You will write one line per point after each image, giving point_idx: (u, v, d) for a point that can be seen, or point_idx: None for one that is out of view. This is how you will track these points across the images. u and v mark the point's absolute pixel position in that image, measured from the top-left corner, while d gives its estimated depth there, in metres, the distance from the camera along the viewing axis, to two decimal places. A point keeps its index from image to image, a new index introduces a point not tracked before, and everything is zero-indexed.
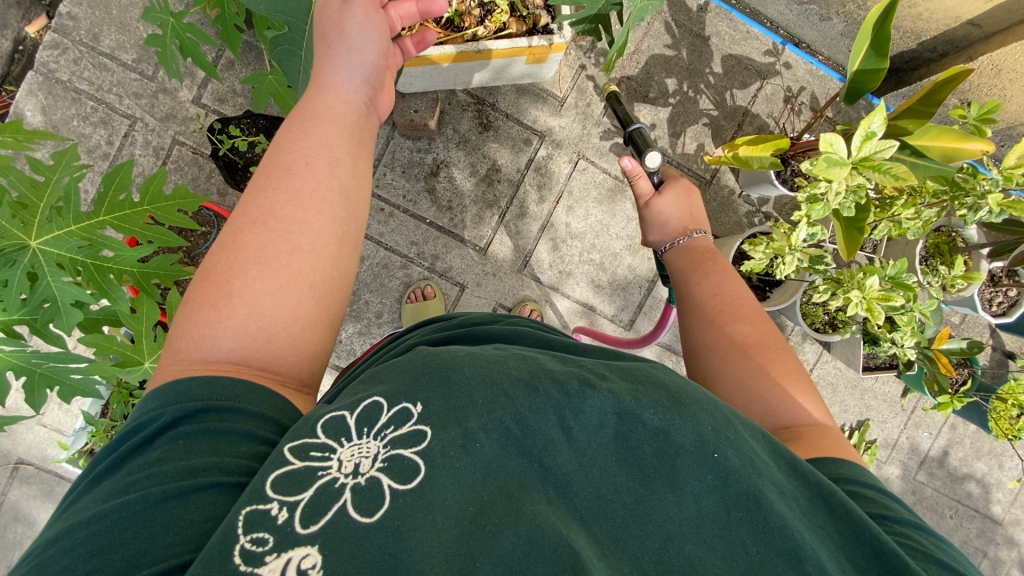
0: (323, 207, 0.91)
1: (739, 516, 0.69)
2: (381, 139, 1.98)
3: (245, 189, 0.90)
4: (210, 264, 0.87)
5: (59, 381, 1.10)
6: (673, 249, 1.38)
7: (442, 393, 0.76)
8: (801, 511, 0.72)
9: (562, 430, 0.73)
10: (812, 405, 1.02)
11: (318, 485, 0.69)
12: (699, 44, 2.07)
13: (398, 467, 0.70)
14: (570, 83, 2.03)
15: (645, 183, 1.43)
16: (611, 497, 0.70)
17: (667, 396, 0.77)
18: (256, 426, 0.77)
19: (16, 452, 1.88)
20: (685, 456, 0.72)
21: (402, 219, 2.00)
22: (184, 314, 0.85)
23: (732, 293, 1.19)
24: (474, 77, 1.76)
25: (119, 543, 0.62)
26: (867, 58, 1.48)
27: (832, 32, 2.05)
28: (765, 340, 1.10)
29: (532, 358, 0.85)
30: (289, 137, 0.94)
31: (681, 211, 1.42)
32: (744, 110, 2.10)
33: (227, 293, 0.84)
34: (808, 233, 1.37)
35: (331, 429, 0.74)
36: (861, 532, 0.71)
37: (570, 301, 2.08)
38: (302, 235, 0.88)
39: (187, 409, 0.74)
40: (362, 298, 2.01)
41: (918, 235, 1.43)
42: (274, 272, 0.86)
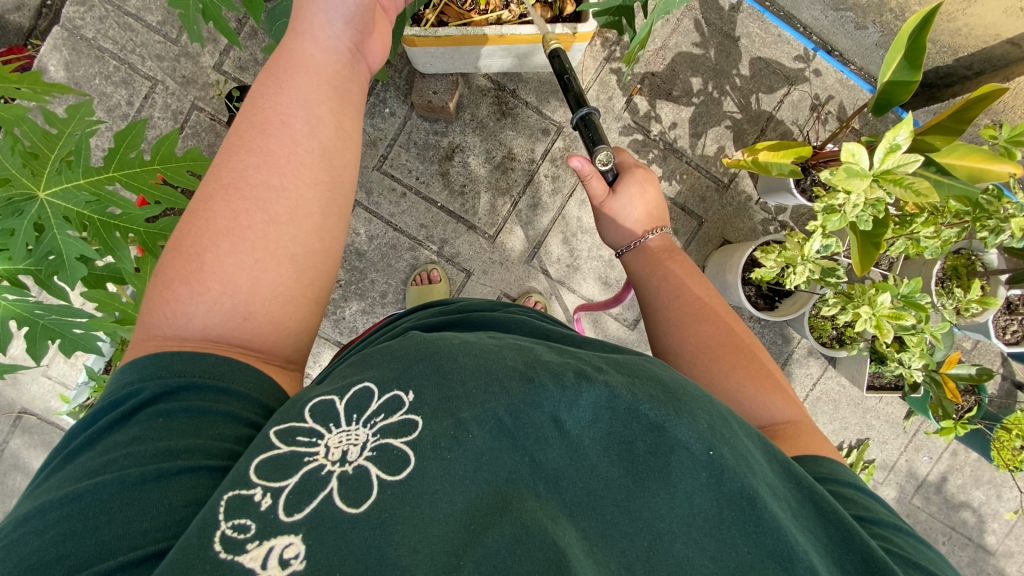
0: (302, 173, 0.89)
1: (732, 516, 0.69)
2: (398, 118, 1.96)
3: (220, 152, 0.90)
4: (182, 234, 0.87)
5: (61, 335, 1.11)
6: (631, 251, 1.33)
7: (435, 382, 0.76)
8: (793, 514, 0.71)
9: (555, 423, 0.73)
10: (782, 401, 1.03)
11: (304, 471, 0.69)
12: (727, 44, 2.03)
13: (386, 456, 0.70)
14: (592, 76, 1.99)
15: (598, 184, 1.32)
16: (602, 493, 0.70)
17: (664, 391, 0.76)
18: (240, 410, 0.78)
19: (20, 402, 1.92)
20: (679, 453, 0.70)
21: (414, 201, 2.00)
22: (157, 286, 0.85)
23: (697, 294, 1.17)
24: (497, 62, 1.73)
25: (94, 526, 0.62)
26: (899, 69, 1.44)
27: (867, 42, 2.01)
28: (731, 341, 1.09)
29: (527, 349, 0.83)
30: (265, 93, 0.91)
31: (638, 209, 1.33)
32: (768, 115, 2.06)
33: (199, 268, 0.83)
34: (822, 244, 1.34)
35: (320, 414, 0.75)
36: (850, 537, 0.70)
37: (576, 295, 2.07)
38: (278, 204, 0.87)
39: (168, 385, 0.75)
40: (368, 277, 2.01)
41: (936, 254, 1.36)
42: (249, 245, 0.85)
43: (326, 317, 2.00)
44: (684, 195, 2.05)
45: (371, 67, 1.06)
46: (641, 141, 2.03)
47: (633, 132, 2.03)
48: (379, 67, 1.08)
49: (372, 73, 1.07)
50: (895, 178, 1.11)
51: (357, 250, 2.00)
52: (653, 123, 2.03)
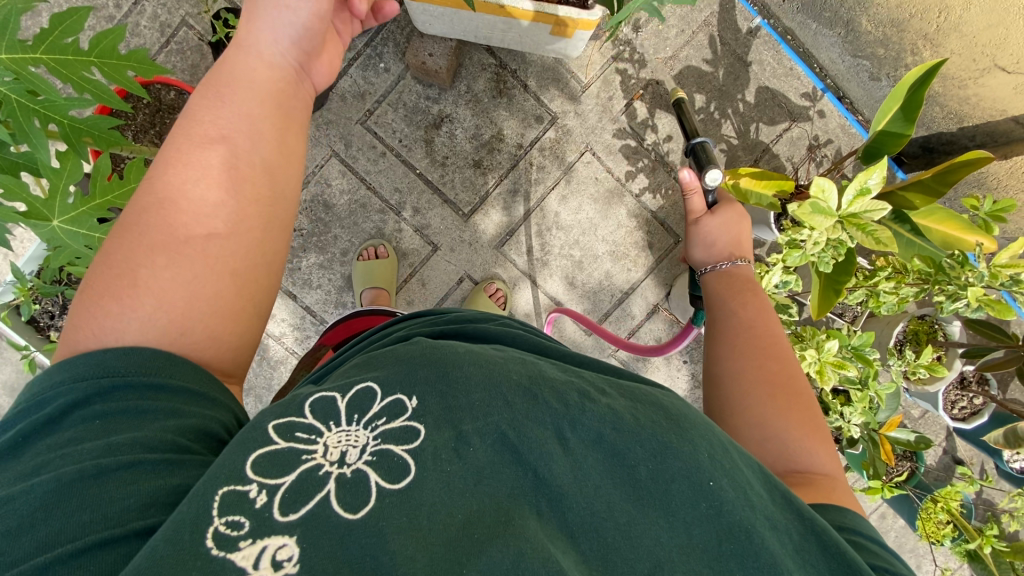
0: (243, 188, 0.86)
1: (731, 550, 0.68)
2: (392, 76, 1.90)
3: (155, 164, 0.85)
4: (112, 250, 0.81)
5: None
6: (713, 271, 1.40)
7: (439, 390, 0.77)
8: (795, 548, 0.71)
9: (559, 441, 0.72)
10: (826, 454, 0.98)
11: (302, 469, 0.70)
12: (738, 67, 1.99)
13: (386, 464, 0.71)
14: (597, 72, 1.95)
15: (698, 200, 1.47)
16: (605, 515, 0.69)
17: (666, 416, 0.77)
18: (184, 402, 0.75)
19: None
20: (679, 480, 0.71)
21: (392, 163, 1.94)
22: (82, 303, 0.79)
23: (768, 330, 1.18)
24: (498, 36, 1.67)
25: (31, 526, 0.60)
26: (894, 120, 1.40)
27: (879, 94, 2.01)
28: (785, 381, 1.07)
29: (533, 363, 0.83)
30: (203, 106, 0.87)
31: (729, 234, 1.42)
32: (764, 146, 2.03)
33: (133, 283, 0.78)
34: (782, 279, 1.34)
35: (320, 412, 0.76)
36: (853, 574, 0.70)
37: (539, 291, 2.04)
38: (218, 218, 0.83)
39: (98, 379, 0.72)
40: (331, 232, 1.96)
41: (892, 312, 1.37)
42: (185, 261, 0.80)
43: None
44: (666, 210, 2.01)
45: (316, 88, 1.04)
46: (633, 147, 1.99)
47: (627, 137, 1.98)
48: (325, 89, 1.06)
49: (316, 94, 1.05)
50: (859, 223, 1.08)
51: (326, 203, 1.94)
52: (648, 132, 1.99)
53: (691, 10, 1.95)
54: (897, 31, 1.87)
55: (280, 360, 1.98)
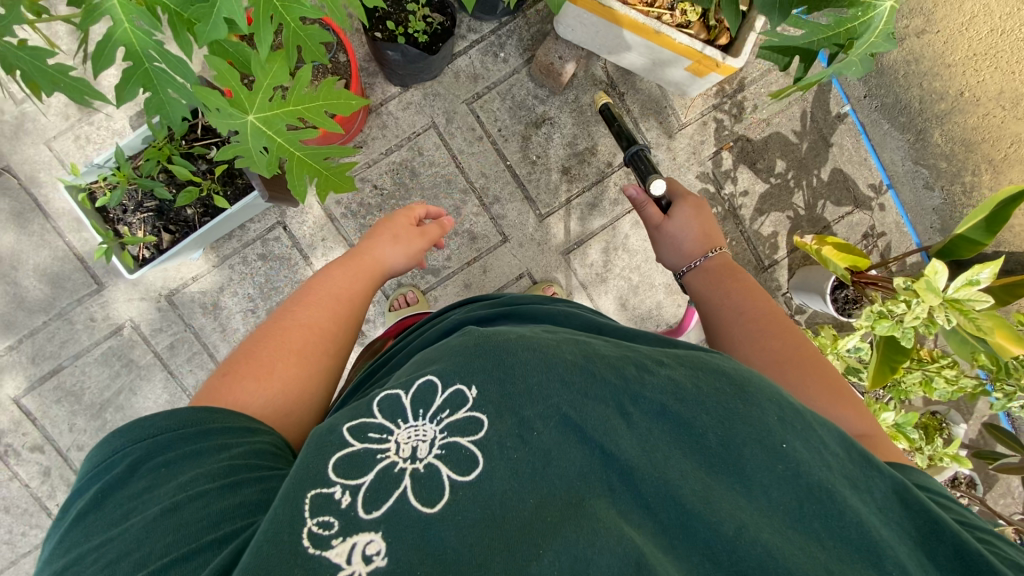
0: (349, 330, 1.20)
1: (813, 509, 0.72)
2: (509, 67, 1.96)
3: (297, 302, 1.19)
4: (253, 348, 1.09)
5: (154, 89, 0.92)
6: (692, 271, 1.38)
7: (497, 377, 0.79)
8: (875, 507, 0.75)
9: (623, 415, 0.76)
10: (856, 416, 1.03)
11: (379, 468, 0.74)
12: (821, 145, 2.13)
13: (455, 456, 0.74)
14: (696, 115, 2.05)
15: (653, 210, 1.43)
16: (680, 483, 0.71)
17: (730, 384, 0.81)
18: (227, 438, 0.87)
19: (11, 160, 1.84)
20: (752, 445, 0.75)
21: (486, 149, 1.98)
22: (221, 378, 1.03)
23: (764, 311, 1.21)
24: (630, 58, 1.74)
25: (126, 553, 0.72)
26: (975, 228, 1.53)
27: (928, 203, 2.16)
28: (801, 356, 1.11)
29: (585, 342, 0.87)
30: (338, 275, 1.26)
31: (693, 231, 1.41)
32: (827, 223, 2.15)
33: (268, 373, 1.05)
34: (856, 345, 1.45)
35: (388, 411, 0.79)
36: (940, 528, 0.74)
37: (591, 305, 2.08)
38: (334, 345, 1.16)
39: (161, 440, 0.84)
40: (410, 199, 1.97)
41: (946, 398, 1.46)
42: (308, 365, 1.10)
43: (354, 217, 1.94)
44: None
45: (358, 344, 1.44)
46: (711, 193, 2.09)
47: (708, 182, 2.08)
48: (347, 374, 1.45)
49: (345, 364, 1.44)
50: (961, 307, 1.23)
51: (412, 170, 1.96)
52: (728, 182, 2.09)
53: (793, 82, 2.07)
54: (963, 150, 2.03)
55: None
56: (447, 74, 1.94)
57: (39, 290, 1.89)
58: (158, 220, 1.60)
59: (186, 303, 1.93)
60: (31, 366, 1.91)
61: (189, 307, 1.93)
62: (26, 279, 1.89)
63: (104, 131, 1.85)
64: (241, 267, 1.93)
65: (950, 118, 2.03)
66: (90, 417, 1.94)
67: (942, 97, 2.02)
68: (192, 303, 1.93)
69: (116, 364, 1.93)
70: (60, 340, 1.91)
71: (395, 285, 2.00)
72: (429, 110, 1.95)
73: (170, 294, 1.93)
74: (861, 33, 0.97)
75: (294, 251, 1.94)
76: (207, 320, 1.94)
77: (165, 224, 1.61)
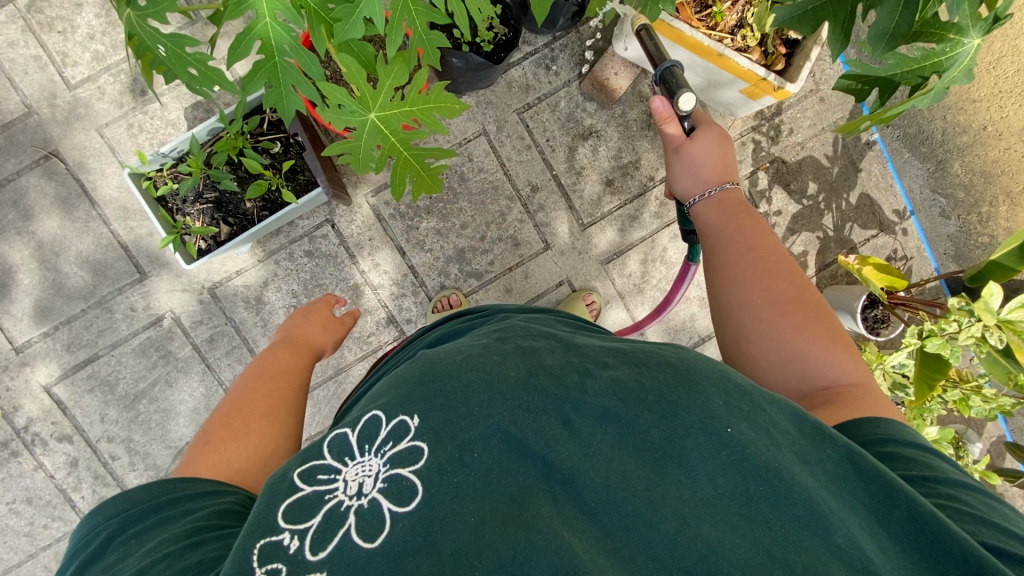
0: (301, 393, 1.20)
1: (762, 491, 0.66)
2: (561, 80, 2.01)
3: (247, 378, 1.16)
4: (220, 418, 1.04)
5: (278, 82, 0.95)
6: (703, 202, 1.24)
7: (439, 405, 0.75)
8: (829, 480, 0.69)
9: (563, 423, 0.71)
10: (851, 364, 0.96)
11: (326, 509, 0.69)
12: (850, 170, 2.22)
13: (396, 488, 0.69)
14: (735, 135, 2.13)
15: (674, 129, 1.30)
16: (621, 485, 0.66)
17: (674, 374, 0.76)
18: (198, 502, 0.81)
19: (59, 143, 1.82)
20: (694, 435, 0.69)
21: (534, 157, 2.03)
22: (191, 456, 0.96)
23: (772, 249, 1.10)
24: (686, 77, 1.81)
25: None
26: (1009, 255, 1.59)
27: (944, 230, 2.25)
28: (802, 298, 1.02)
29: (530, 351, 0.82)
30: (278, 354, 1.26)
31: (713, 159, 1.25)
32: (853, 245, 2.24)
33: (245, 431, 1.01)
34: (901, 360, 1.55)
35: (336, 450, 0.76)
36: (894, 494, 0.67)
37: (628, 315, 2.11)
38: (295, 405, 1.14)
39: (132, 513, 0.78)
40: (458, 203, 2.00)
41: (983, 415, 1.53)
42: (279, 420, 1.08)
43: (402, 218, 1.97)
44: None
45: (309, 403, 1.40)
46: None
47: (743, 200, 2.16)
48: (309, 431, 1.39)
49: None
50: (1015, 328, 1.34)
51: (461, 175, 1.99)
52: (763, 201, 2.17)
53: (828, 109, 2.17)
54: (982, 181, 2.12)
55: (369, 310, 1.98)
56: (500, 84, 1.99)
57: (80, 277, 1.86)
58: (217, 211, 1.60)
59: (229, 296, 1.92)
60: (66, 354, 1.87)
61: (231, 300, 1.92)
62: (64, 264, 1.85)
63: (159, 121, 1.85)
64: (287, 262, 1.93)
65: (971, 150, 2.12)
66: (122, 408, 1.90)
67: (964, 130, 2.12)
68: (234, 297, 1.92)
69: (153, 355, 1.90)
70: (97, 328, 1.88)
71: (438, 287, 2.01)
72: (481, 118, 1.99)
73: (213, 286, 1.91)
74: (946, 67, 1.07)
75: (340, 248, 1.95)
76: (248, 314, 1.93)
77: (224, 216, 1.61)
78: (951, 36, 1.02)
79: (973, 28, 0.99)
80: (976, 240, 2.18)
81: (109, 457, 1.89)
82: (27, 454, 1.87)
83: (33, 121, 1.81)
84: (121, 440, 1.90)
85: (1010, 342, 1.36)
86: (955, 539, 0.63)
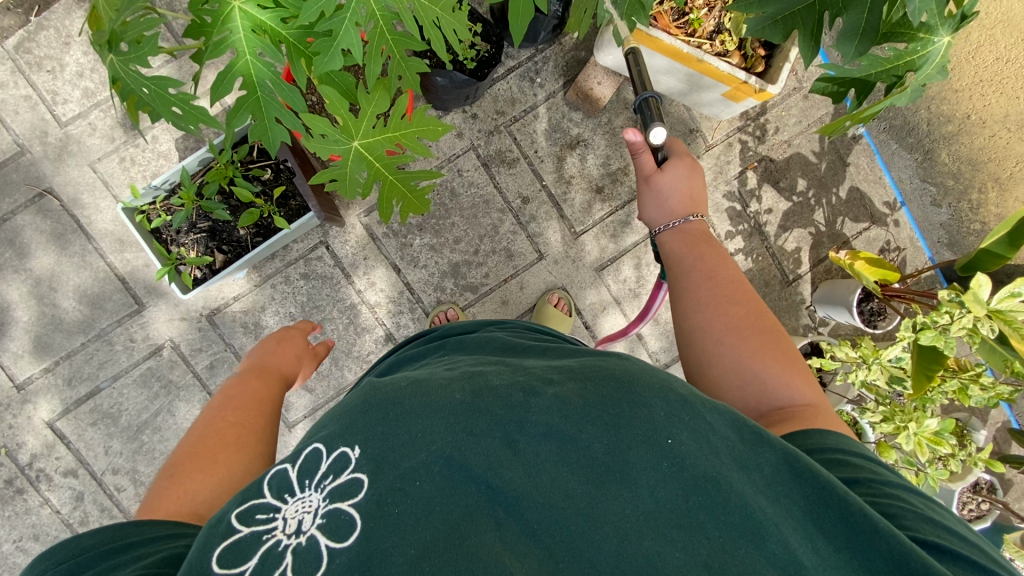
0: (272, 419, 1.21)
1: (699, 500, 0.74)
2: (546, 92, 2.03)
3: (217, 406, 1.17)
4: (189, 448, 1.06)
5: (261, 116, 0.96)
6: (668, 231, 1.39)
7: (380, 434, 0.79)
8: (764, 483, 0.77)
9: (509, 445, 0.77)
10: (804, 384, 1.07)
11: (262, 551, 0.72)
12: (838, 165, 2.23)
13: (334, 523, 0.73)
14: (721, 136, 2.15)
15: (648, 158, 1.42)
16: (564, 503, 0.73)
17: (616, 387, 0.83)
18: (148, 548, 0.81)
19: (52, 181, 1.84)
20: (636, 449, 0.76)
21: (523, 169, 2.04)
22: (160, 488, 0.98)
23: (729, 277, 1.23)
24: (668, 83, 1.83)
25: None
26: (998, 242, 1.59)
27: (935, 219, 2.24)
28: (759, 322, 1.14)
29: (479, 374, 0.88)
30: (248, 382, 1.27)
31: (681, 190, 1.40)
32: (846, 239, 2.24)
33: (212, 460, 1.03)
34: (897, 354, 1.54)
35: (275, 487, 0.79)
36: (827, 496, 0.76)
37: (626, 320, 2.11)
38: (264, 431, 1.15)
39: (78, 562, 0.78)
40: (450, 218, 2.01)
41: (982, 404, 1.53)
42: (247, 448, 1.09)
43: (395, 236, 1.99)
44: (753, 273, 2.20)
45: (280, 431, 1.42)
46: (738, 211, 2.18)
47: (734, 200, 2.18)
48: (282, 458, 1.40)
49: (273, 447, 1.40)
50: (1005, 318, 1.35)
51: (452, 190, 2.01)
52: (753, 200, 2.18)
53: (812, 106, 2.18)
54: (970, 168, 2.13)
55: (367, 328, 1.99)
56: (486, 99, 2.01)
57: (79, 311, 1.87)
58: (211, 240, 1.61)
59: (227, 323, 1.93)
60: (67, 389, 1.88)
61: (229, 327, 1.93)
62: (62, 300, 1.87)
63: (150, 153, 1.87)
64: (283, 286, 1.94)
65: (957, 139, 2.14)
66: (126, 440, 1.90)
67: (948, 119, 2.14)
68: (232, 323, 1.93)
69: (154, 386, 1.91)
70: (98, 361, 1.89)
71: (434, 303, 2.02)
72: (468, 133, 2.01)
73: (211, 314, 1.92)
74: (920, 65, 1.09)
75: (336, 269, 1.96)
76: (247, 339, 1.94)
77: (218, 244, 1.62)
78: (920, 37, 1.05)
79: (941, 26, 1.03)
80: (968, 228, 2.18)
81: (115, 489, 1.89)
82: (32, 491, 1.87)
83: (26, 160, 1.83)
84: (126, 471, 1.90)
85: (1001, 331, 1.37)
86: (885, 536, 0.71)
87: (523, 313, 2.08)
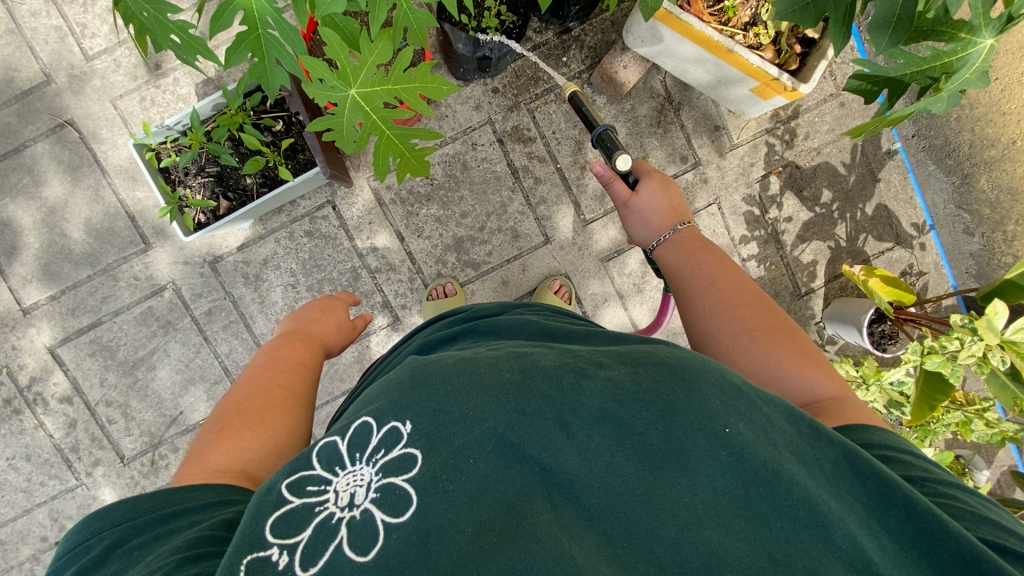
0: (312, 385, 1.19)
1: (760, 492, 0.70)
2: (570, 71, 1.99)
3: (262, 364, 1.17)
4: (235, 405, 1.05)
5: (263, 55, 0.96)
6: (661, 246, 1.34)
7: (431, 410, 0.76)
8: (825, 478, 0.73)
9: (562, 427, 0.74)
10: (826, 378, 1.03)
11: (316, 523, 0.71)
12: (867, 179, 2.12)
13: (389, 498, 0.71)
14: (748, 137, 2.08)
15: (620, 187, 1.42)
16: (620, 489, 0.70)
17: (671, 373, 0.79)
18: (202, 514, 0.81)
19: (72, 113, 1.87)
20: (694, 435, 0.72)
21: (539, 150, 2.01)
22: (206, 443, 0.98)
23: (732, 278, 1.18)
24: (697, 73, 1.78)
25: None
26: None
27: (965, 248, 2.13)
28: (772, 322, 1.09)
29: (524, 355, 0.84)
30: (291, 345, 1.26)
31: (661, 205, 1.37)
32: (866, 257, 2.14)
33: (259, 420, 1.03)
34: (899, 377, 1.48)
35: (326, 460, 0.77)
36: (891, 493, 0.71)
37: (625, 313, 2.07)
38: (306, 396, 1.14)
39: (134, 526, 0.79)
40: (459, 192, 1.99)
41: (986, 441, 1.45)
42: (291, 410, 1.08)
43: (402, 204, 1.97)
44: (763, 281, 2.13)
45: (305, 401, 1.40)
46: (756, 216, 2.11)
47: (753, 203, 2.10)
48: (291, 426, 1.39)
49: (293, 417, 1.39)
50: (1018, 350, 1.31)
51: (464, 163, 1.98)
52: (773, 207, 2.11)
53: (847, 114, 2.09)
54: (1008, 198, 2.07)
55: (365, 293, 1.99)
56: (508, 72, 1.97)
57: (86, 243, 1.91)
58: (218, 185, 1.62)
59: (229, 271, 1.95)
60: (71, 318, 1.92)
61: (230, 275, 1.95)
62: (73, 231, 1.90)
63: (169, 95, 1.88)
64: (287, 241, 1.95)
65: (999, 165, 2.06)
66: (122, 374, 1.94)
67: (993, 143, 2.06)
68: (233, 272, 1.95)
69: (153, 325, 1.94)
70: (101, 295, 1.93)
71: (434, 276, 2.01)
72: (487, 106, 1.97)
73: (213, 261, 1.94)
74: (956, 68, 1.07)
75: (340, 231, 1.96)
76: (247, 290, 1.95)
77: (224, 190, 1.63)
78: (963, 36, 1.02)
79: (985, 28, 1.00)
80: (998, 260, 2.10)
81: (107, 421, 1.94)
82: (29, 413, 1.93)
83: (51, 90, 1.86)
84: (119, 405, 1.94)
85: (1013, 363, 1.32)
86: (955, 537, 0.67)
87: (522, 295, 2.05)
